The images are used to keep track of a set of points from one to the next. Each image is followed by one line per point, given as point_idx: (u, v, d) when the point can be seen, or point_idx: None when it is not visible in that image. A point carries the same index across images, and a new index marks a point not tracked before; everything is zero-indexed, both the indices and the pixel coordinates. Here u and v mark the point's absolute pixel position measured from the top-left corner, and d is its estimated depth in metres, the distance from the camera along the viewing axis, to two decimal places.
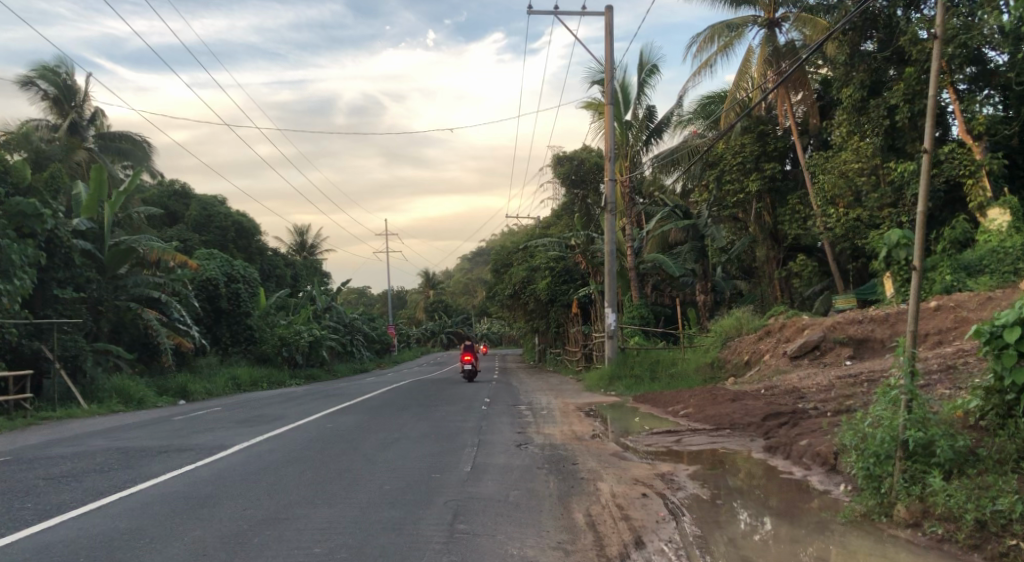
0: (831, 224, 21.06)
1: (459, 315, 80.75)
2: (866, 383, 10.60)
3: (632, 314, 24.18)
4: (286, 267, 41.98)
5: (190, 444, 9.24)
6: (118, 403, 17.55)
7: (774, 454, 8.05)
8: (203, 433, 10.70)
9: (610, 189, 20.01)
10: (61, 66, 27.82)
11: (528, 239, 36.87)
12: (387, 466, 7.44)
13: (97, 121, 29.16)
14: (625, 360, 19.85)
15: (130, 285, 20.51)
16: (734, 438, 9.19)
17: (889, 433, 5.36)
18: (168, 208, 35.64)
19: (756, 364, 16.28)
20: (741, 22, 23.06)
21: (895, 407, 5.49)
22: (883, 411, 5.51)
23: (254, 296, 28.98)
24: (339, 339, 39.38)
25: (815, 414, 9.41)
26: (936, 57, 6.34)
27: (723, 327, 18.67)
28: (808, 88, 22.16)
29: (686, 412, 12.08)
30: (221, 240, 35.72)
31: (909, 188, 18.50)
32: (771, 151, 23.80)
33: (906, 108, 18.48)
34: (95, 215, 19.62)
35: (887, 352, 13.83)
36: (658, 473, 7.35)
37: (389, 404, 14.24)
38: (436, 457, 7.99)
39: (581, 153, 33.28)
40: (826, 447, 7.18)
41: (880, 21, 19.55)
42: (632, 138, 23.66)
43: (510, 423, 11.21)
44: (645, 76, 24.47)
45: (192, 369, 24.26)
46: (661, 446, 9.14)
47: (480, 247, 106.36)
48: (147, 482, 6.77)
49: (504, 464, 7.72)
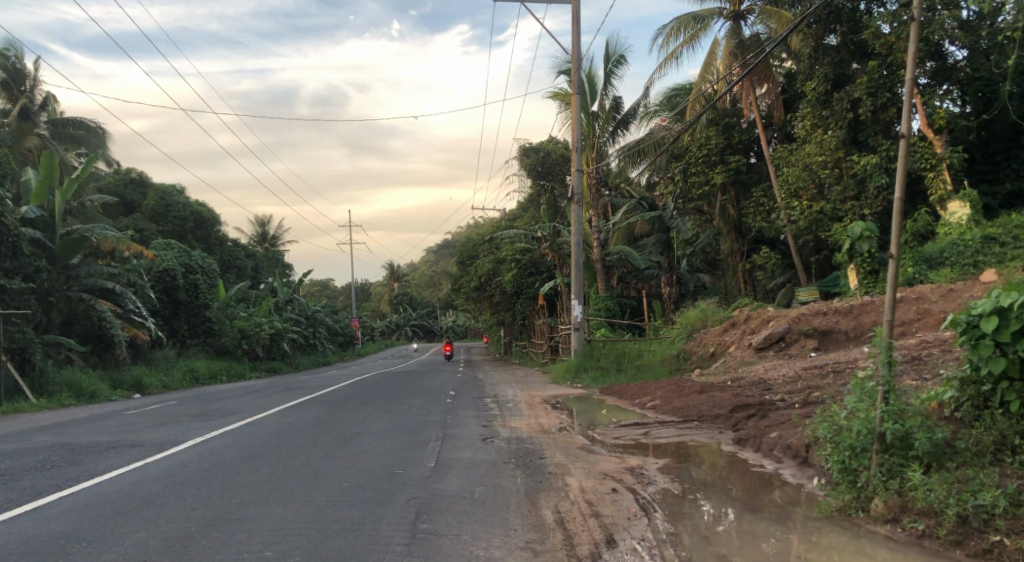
0: (795, 217, 21.15)
1: (424, 308, 80.08)
2: (833, 374, 10.60)
3: (598, 306, 24.06)
4: (247, 258, 41.00)
5: (140, 439, 8.81)
6: (69, 398, 16.80)
7: (743, 446, 7.92)
8: (154, 428, 10.20)
9: (577, 180, 19.80)
10: (10, 48, 26.53)
11: (494, 230, 36.58)
12: (346, 462, 7.12)
13: (49, 107, 28.01)
14: (591, 352, 19.71)
15: (83, 275, 19.74)
16: (702, 430, 9.05)
17: (866, 427, 5.22)
18: (124, 197, 34.49)
19: (721, 356, 16.27)
20: (707, 13, 23.02)
21: (871, 398, 5.36)
22: (859, 403, 5.39)
23: (213, 288, 28.16)
24: (301, 332, 38.63)
25: (782, 405, 9.34)
26: (912, 33, 6.04)
27: (689, 318, 18.61)
28: (772, 80, 22.24)
29: (652, 404, 11.95)
30: (179, 231, 34.68)
31: (872, 181, 18.67)
32: (735, 144, 23.89)
33: (869, 102, 18.62)
34: (45, 202, 18.80)
35: (851, 344, 13.91)
36: (627, 466, 7.17)
37: (350, 398, 13.87)
38: (398, 452, 7.70)
39: (547, 144, 33.09)
40: (797, 439, 7.06)
41: (844, 14, 19.62)
42: (598, 129, 23.51)
43: (475, 416, 10.96)
44: (612, 67, 24.31)
45: (148, 362, 23.44)
46: (630, 438, 8.97)
47: (445, 239, 105.81)
48: (89, 480, 6.35)
49: (469, 459, 7.46)
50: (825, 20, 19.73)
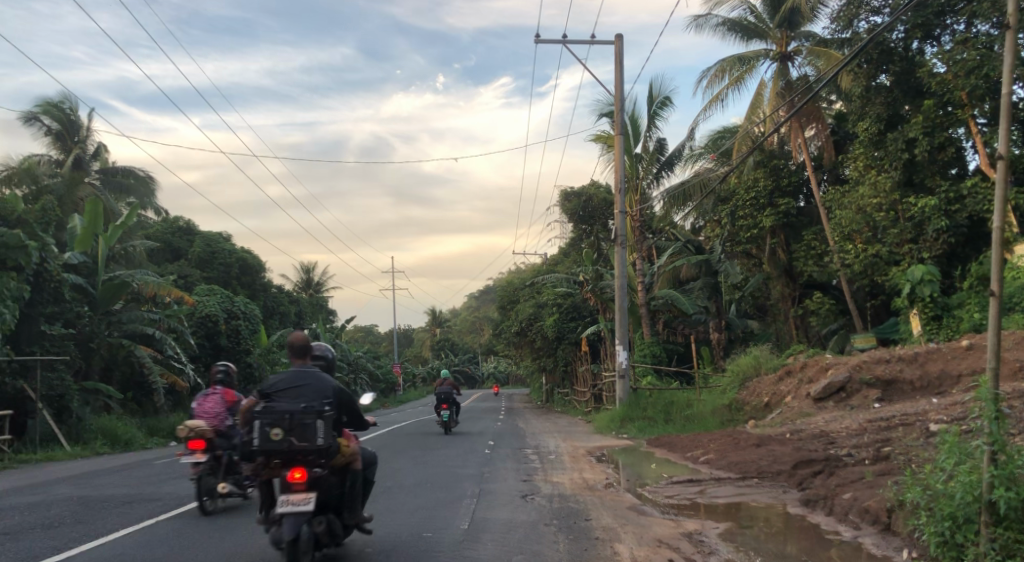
0: (849, 261, 20.16)
1: (466, 353, 79.69)
2: (902, 427, 9.72)
3: (644, 352, 23.34)
4: (291, 304, 41.34)
5: (161, 494, 8.45)
6: (104, 446, 16.73)
7: (812, 508, 7.07)
8: (177, 480, 9.81)
9: (621, 222, 19.21)
10: (66, 101, 27.59)
11: (535, 275, 36.21)
12: (371, 522, 6.60)
13: (101, 156, 28.93)
14: (637, 402, 18.82)
15: (124, 320, 19.85)
16: (764, 489, 8.23)
17: (970, 490, 4.48)
18: (171, 244, 35.26)
19: (776, 406, 15.33)
20: (752, 55, 22.64)
21: (981, 462, 4.57)
22: (964, 465, 4.63)
23: (255, 333, 28.16)
24: (343, 378, 38.48)
25: (851, 462, 8.50)
26: (1006, 48, 5.33)
27: (740, 366, 17.69)
28: (822, 121, 21.60)
29: (705, 458, 11.17)
30: (224, 277, 35.15)
31: (931, 225, 17.81)
32: (785, 186, 23.16)
33: (925, 142, 17.82)
34: (89, 249, 19.04)
35: (917, 395, 12.88)
36: (683, 531, 6.44)
37: (385, 448, 13.38)
38: (428, 511, 7.12)
39: (588, 188, 32.77)
40: (876, 502, 6.19)
41: (895, 54, 18.83)
42: (641, 171, 23.05)
43: (514, 470, 10.30)
44: (656, 109, 23.98)
45: (186, 409, 23.40)
46: (683, 498, 8.20)
47: (487, 286, 106.05)
48: (93, 542, 5.95)
49: (507, 520, 6.83)
50: (877, 60, 18.91)
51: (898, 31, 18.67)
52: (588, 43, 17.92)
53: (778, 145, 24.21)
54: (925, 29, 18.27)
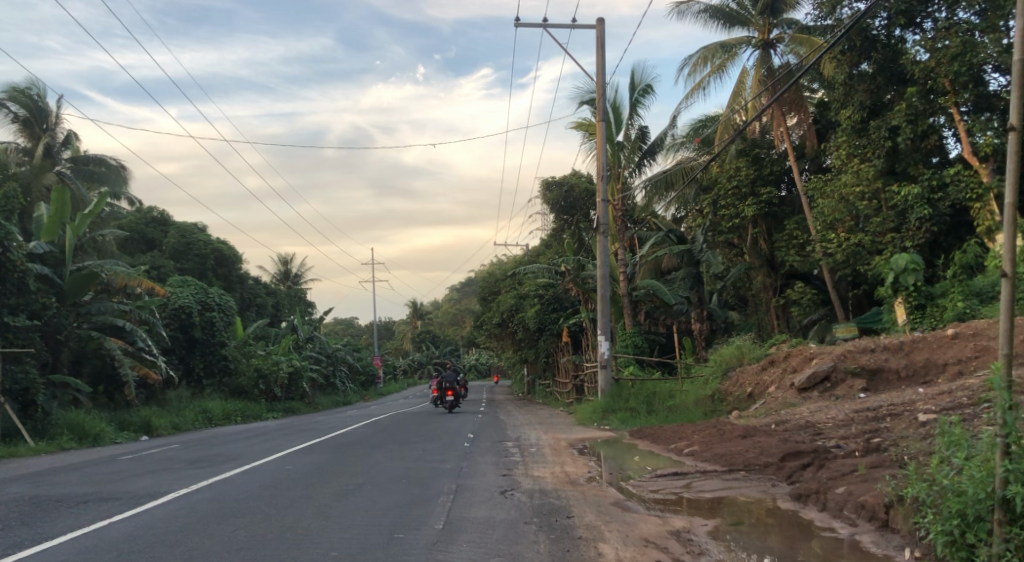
0: (831, 250, 19.95)
1: (447, 345, 79.41)
2: (890, 417, 9.49)
3: (626, 343, 23.08)
4: (268, 297, 40.68)
5: (120, 494, 8.01)
6: (70, 441, 16.17)
7: (804, 503, 6.76)
8: (140, 478, 9.35)
9: (602, 210, 18.78)
10: (33, 87, 26.67)
11: (517, 266, 35.89)
12: (340, 523, 6.21)
13: (71, 144, 28.06)
14: (619, 393, 18.53)
15: (93, 311, 19.28)
16: (752, 483, 7.93)
17: (985, 486, 4.18)
18: (144, 235, 34.45)
19: (760, 396, 15.09)
20: (735, 42, 22.33)
21: (991, 457, 4.27)
22: (976, 462, 4.33)
23: (230, 325, 27.52)
24: (321, 371, 37.95)
25: (841, 453, 8.23)
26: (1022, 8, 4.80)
27: (724, 356, 17.48)
28: (804, 110, 21.35)
29: (690, 450, 10.86)
30: (199, 268, 34.40)
31: (913, 213, 17.60)
32: (767, 175, 22.97)
33: (908, 129, 17.61)
34: (55, 238, 18.44)
35: (903, 385, 12.66)
36: (671, 530, 6.11)
37: (361, 441, 12.98)
38: (402, 510, 6.73)
39: (569, 178, 32.39)
40: (873, 497, 5.89)
41: (878, 42, 18.61)
42: (623, 159, 22.74)
43: (494, 463, 9.94)
44: (638, 96, 23.62)
45: (159, 403, 22.78)
46: (669, 492, 7.86)
47: (469, 278, 105.95)
48: (34, 548, 5.52)
49: (485, 518, 6.46)
50: (860, 47, 18.67)
51: (880, 18, 18.39)
52: (571, 28, 17.47)
53: (760, 133, 23.96)
54: (908, 15, 17.94)
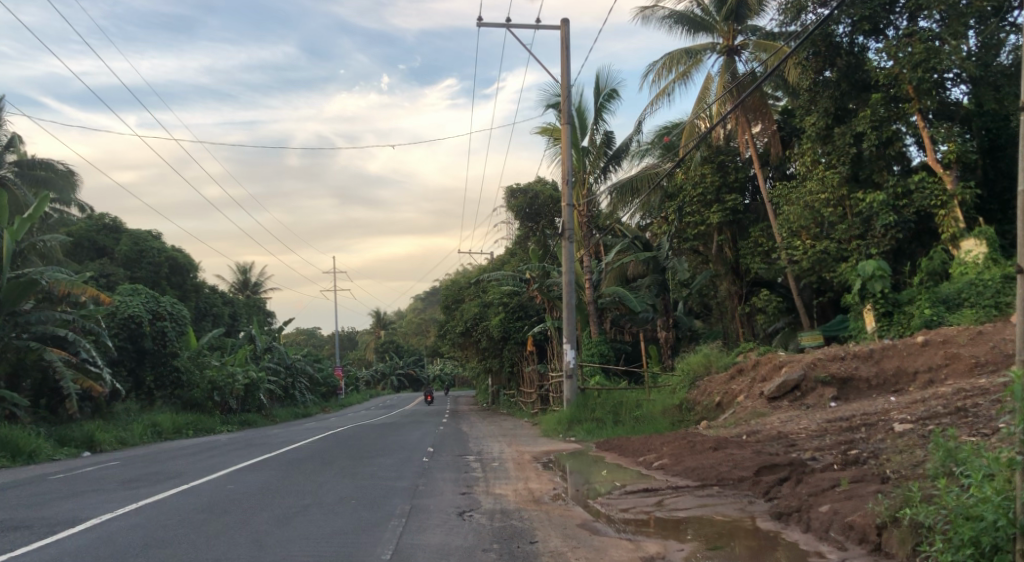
0: (797, 257, 19.61)
1: (411, 355, 78.59)
2: (865, 427, 9.09)
3: (592, 352, 22.61)
4: (225, 306, 39.37)
5: (33, 522, 7.19)
6: (1, 459, 15.06)
7: (785, 523, 6.28)
8: (62, 501, 8.49)
9: (568, 215, 18.26)
10: None
11: (481, 274, 35.32)
12: (275, 554, 5.54)
13: (15, 146, 26.86)
14: (585, 403, 17.99)
15: (32, 320, 18.10)
16: (727, 500, 7.42)
17: (1006, 513, 3.76)
18: (94, 242, 33.00)
19: (729, 406, 14.66)
20: (699, 48, 22.13)
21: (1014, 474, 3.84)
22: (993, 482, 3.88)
23: (182, 335, 26.34)
24: (280, 382, 36.82)
25: (819, 467, 7.76)
26: None
27: (691, 364, 17.16)
28: (768, 117, 21.20)
29: (659, 464, 10.32)
30: (153, 277, 33.12)
31: (878, 220, 17.39)
32: (732, 182, 22.73)
33: (873, 136, 17.44)
34: None
35: (874, 393, 12.32)
36: (643, 556, 5.55)
37: (312, 458, 12.20)
38: (349, 536, 6.09)
39: (534, 185, 31.93)
40: (862, 516, 5.43)
41: (841, 49, 18.49)
42: (588, 165, 22.35)
43: (452, 480, 9.29)
44: (604, 101, 23.29)
45: (105, 416, 21.61)
46: (640, 511, 7.30)
47: (434, 288, 105.33)
48: None
49: (438, 545, 5.84)
50: (823, 53, 18.55)
51: (844, 24, 18.29)
52: (536, 28, 17.02)
53: (725, 140, 23.72)
54: (872, 21, 17.72)
